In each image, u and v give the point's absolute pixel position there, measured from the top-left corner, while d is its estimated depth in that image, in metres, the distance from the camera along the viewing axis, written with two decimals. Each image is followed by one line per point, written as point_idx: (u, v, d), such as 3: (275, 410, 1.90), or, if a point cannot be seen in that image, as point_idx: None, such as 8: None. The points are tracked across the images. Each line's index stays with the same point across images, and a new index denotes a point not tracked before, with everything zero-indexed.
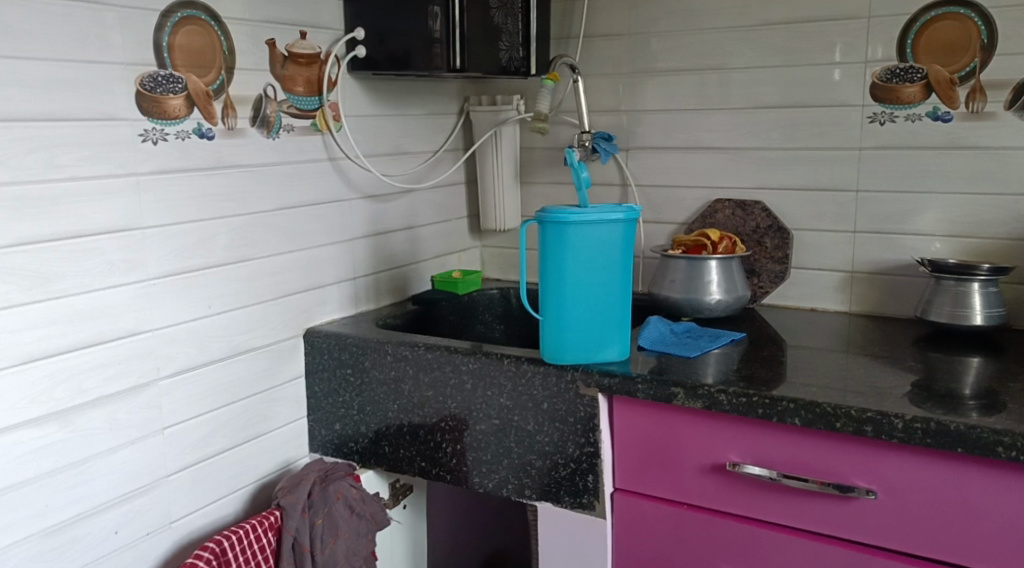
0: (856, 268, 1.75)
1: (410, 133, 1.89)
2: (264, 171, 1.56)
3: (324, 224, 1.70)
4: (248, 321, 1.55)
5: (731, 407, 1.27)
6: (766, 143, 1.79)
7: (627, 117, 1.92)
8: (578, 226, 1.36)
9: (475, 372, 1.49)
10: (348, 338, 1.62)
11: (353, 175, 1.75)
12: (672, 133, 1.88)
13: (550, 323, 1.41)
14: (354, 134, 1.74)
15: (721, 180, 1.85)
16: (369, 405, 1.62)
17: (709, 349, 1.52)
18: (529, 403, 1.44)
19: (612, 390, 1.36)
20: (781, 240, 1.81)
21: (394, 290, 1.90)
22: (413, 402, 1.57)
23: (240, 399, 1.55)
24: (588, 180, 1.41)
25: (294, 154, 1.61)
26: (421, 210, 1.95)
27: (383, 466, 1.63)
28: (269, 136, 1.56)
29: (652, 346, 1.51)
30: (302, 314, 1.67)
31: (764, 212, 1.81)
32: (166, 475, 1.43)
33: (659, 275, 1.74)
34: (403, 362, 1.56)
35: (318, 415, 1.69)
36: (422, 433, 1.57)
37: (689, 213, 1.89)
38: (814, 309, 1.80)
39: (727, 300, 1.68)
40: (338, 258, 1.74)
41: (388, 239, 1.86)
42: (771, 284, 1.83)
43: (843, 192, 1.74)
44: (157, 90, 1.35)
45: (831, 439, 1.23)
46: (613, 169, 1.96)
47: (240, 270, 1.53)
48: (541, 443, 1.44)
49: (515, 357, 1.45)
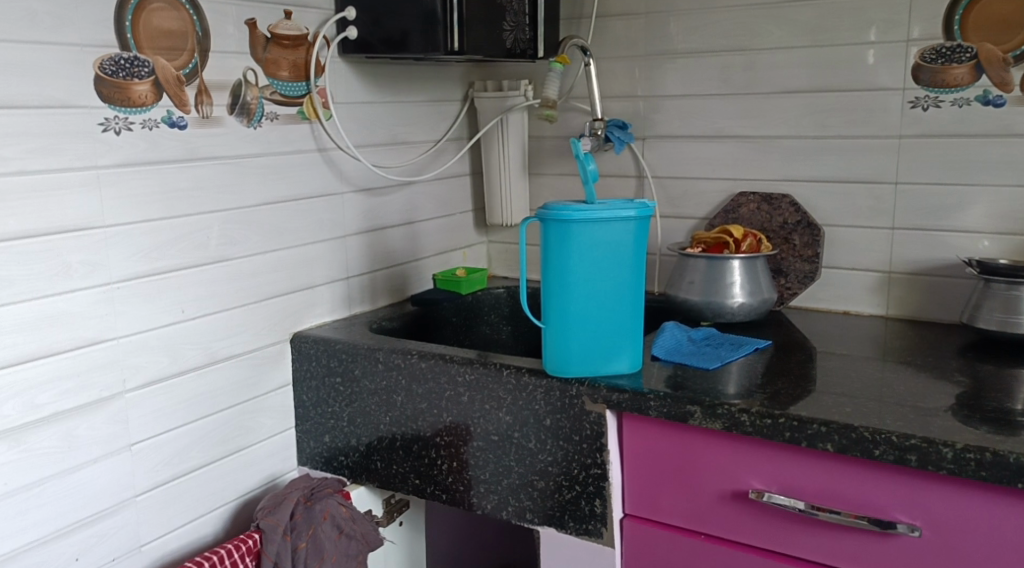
0: (894, 268, 1.60)
1: (409, 121, 1.75)
2: (245, 163, 1.43)
3: (314, 220, 1.57)
4: (227, 326, 1.43)
5: (755, 429, 1.13)
6: (796, 130, 1.64)
7: (644, 103, 1.78)
8: (584, 225, 1.22)
9: (471, 383, 1.36)
10: (337, 344, 1.49)
11: (345, 166, 1.62)
12: (692, 120, 1.73)
13: (553, 332, 1.27)
14: (346, 123, 1.61)
15: (746, 172, 1.70)
16: (360, 416, 1.49)
17: (730, 359, 1.37)
18: (530, 419, 1.31)
19: (622, 407, 1.23)
20: (811, 237, 1.65)
21: (392, 290, 1.77)
22: (407, 414, 1.44)
23: (219, 411, 1.43)
24: (596, 173, 1.25)
25: (278, 145, 1.48)
26: (422, 204, 1.82)
27: (375, 482, 1.50)
28: (249, 125, 1.43)
29: (667, 357, 1.36)
30: (289, 317, 1.54)
31: (792, 206, 1.66)
32: (134, 495, 1.31)
33: (676, 276, 1.60)
34: (395, 371, 1.43)
35: (306, 426, 1.56)
36: (416, 448, 1.44)
37: (710, 207, 1.75)
38: (847, 312, 1.65)
39: (751, 304, 1.54)
40: (328, 256, 1.61)
41: (385, 236, 1.74)
42: (798, 285, 1.67)
43: (880, 184, 1.58)
44: (120, 75, 1.23)
45: (869, 467, 1.08)
46: (628, 159, 1.82)
47: (218, 272, 1.40)
48: (543, 463, 1.31)
49: (515, 368, 1.32)
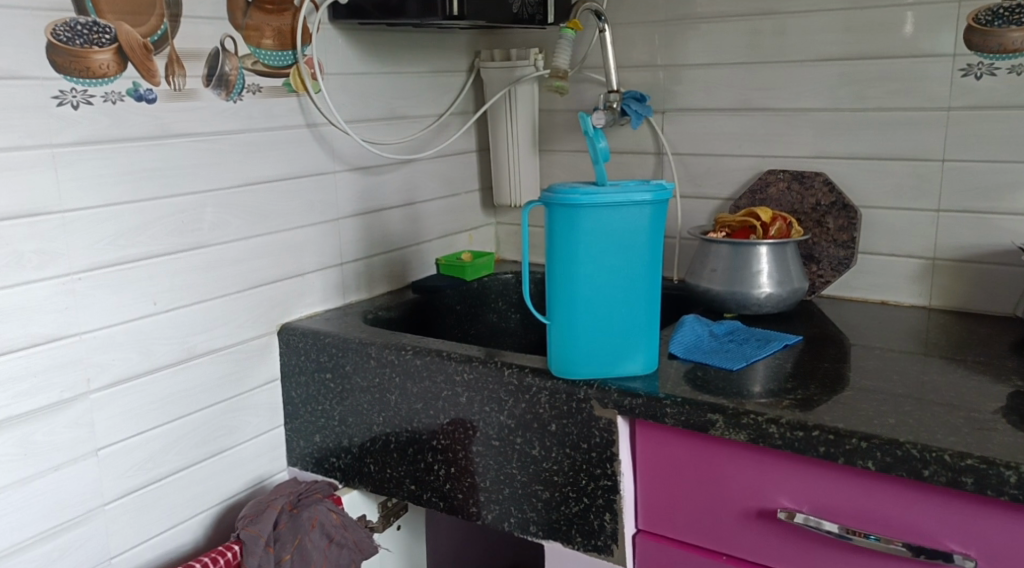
0: (939, 255, 1.45)
1: (408, 93, 1.62)
2: (224, 141, 1.31)
3: (302, 202, 1.45)
4: (207, 319, 1.31)
5: (784, 442, 1.00)
6: (831, 103, 1.49)
7: (664, 74, 1.63)
8: (592, 210, 1.09)
9: (470, 383, 1.23)
10: (326, 337, 1.37)
11: (337, 142, 1.49)
12: (717, 91, 1.59)
13: (558, 329, 1.14)
14: (337, 96, 1.48)
15: (776, 148, 1.55)
16: (352, 416, 1.37)
17: (756, 357, 1.23)
18: (534, 424, 1.18)
19: (635, 413, 1.10)
20: (846, 220, 1.50)
21: (391, 277, 1.65)
22: (401, 414, 1.32)
23: (197, 410, 1.31)
24: (607, 150, 1.11)
25: (261, 120, 1.36)
26: (424, 184, 1.69)
27: (369, 486, 1.39)
28: (228, 99, 1.30)
29: (686, 356, 1.23)
30: (276, 307, 1.42)
31: (826, 185, 1.51)
32: (102, 504, 1.20)
33: (697, 263, 1.46)
34: (388, 368, 1.31)
35: (296, 424, 1.45)
36: (412, 452, 1.32)
37: (735, 186, 1.60)
38: (885, 302, 1.51)
39: (780, 294, 1.40)
40: (320, 241, 1.49)
41: (383, 218, 1.61)
42: (832, 272, 1.53)
43: (924, 162, 1.43)
44: (76, 43, 1.11)
45: (915, 488, 0.95)
46: (646, 134, 1.67)
47: (194, 260, 1.28)
48: (548, 472, 1.18)
49: (517, 367, 1.19)
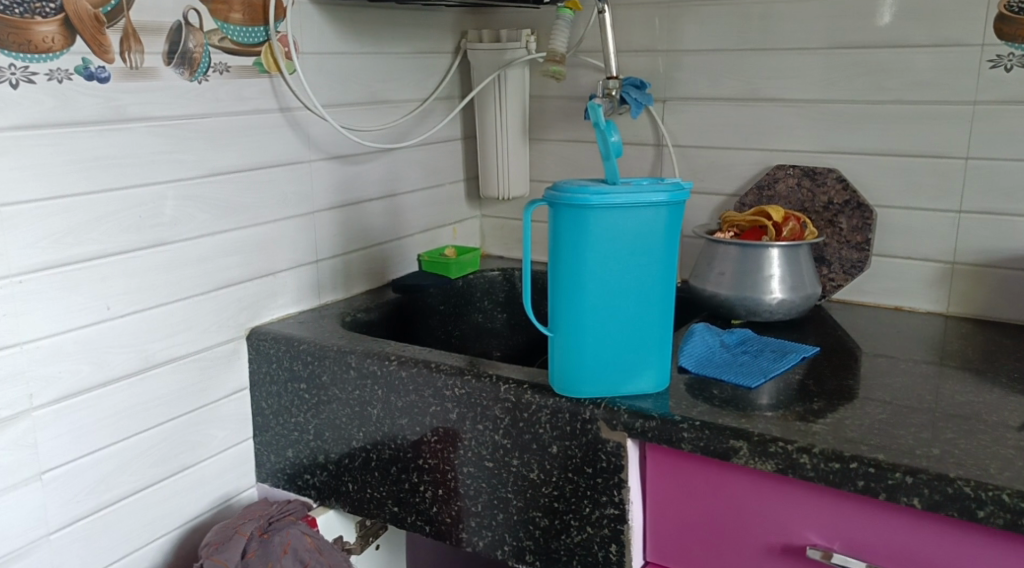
0: (959, 259, 1.36)
1: (390, 76, 1.50)
2: (187, 126, 1.17)
3: (274, 194, 1.32)
4: (168, 324, 1.18)
5: (817, 474, 0.90)
6: (847, 94, 1.39)
7: (665, 60, 1.52)
8: (602, 212, 0.98)
9: (462, 399, 1.12)
10: (301, 343, 1.25)
11: (312, 128, 1.36)
12: (722, 79, 1.48)
13: (561, 342, 1.04)
14: (313, 77, 1.35)
15: (786, 141, 1.45)
16: (329, 430, 1.26)
17: (773, 371, 1.13)
18: (533, 445, 1.07)
19: (646, 437, 0.99)
20: (861, 220, 1.40)
21: (369, 274, 1.53)
22: (384, 431, 1.20)
23: (157, 425, 1.18)
24: (620, 145, 1.00)
25: (229, 103, 1.23)
26: (405, 174, 1.57)
27: (347, 506, 1.27)
28: (192, 79, 1.17)
29: (698, 370, 1.12)
30: (245, 310, 1.30)
31: (840, 182, 1.41)
32: (47, 534, 1.07)
33: (703, 265, 1.36)
34: (370, 380, 1.19)
35: (266, 437, 1.32)
36: (394, 471, 1.21)
37: (741, 181, 1.50)
38: (900, 308, 1.41)
39: (792, 301, 1.30)
40: (293, 236, 1.36)
41: (361, 211, 1.49)
42: (844, 275, 1.43)
43: (947, 159, 1.34)
44: (15, 12, 0.97)
45: (964, 527, 0.86)
46: (645, 124, 1.56)
47: (153, 259, 1.15)
48: (548, 497, 1.08)
49: (515, 382, 1.08)
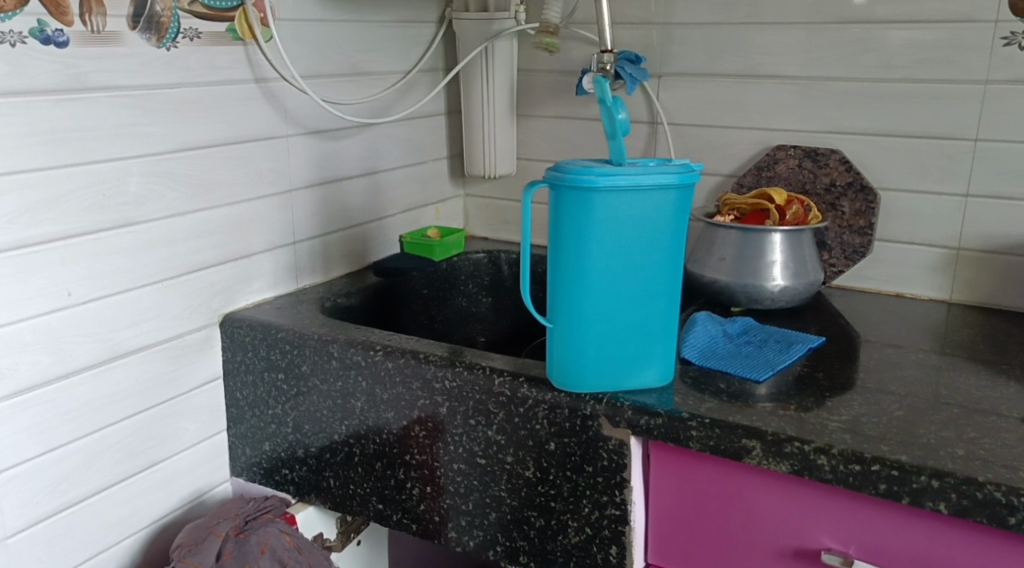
0: (965, 244, 1.31)
1: (371, 46, 1.41)
2: (155, 96, 1.09)
3: (249, 170, 1.23)
4: (136, 311, 1.10)
5: (836, 477, 0.85)
6: (852, 72, 1.33)
7: (660, 33, 1.45)
8: (608, 194, 0.92)
9: (452, 392, 1.05)
10: (279, 330, 1.18)
11: (290, 101, 1.28)
12: (720, 55, 1.41)
13: (561, 334, 0.97)
14: (291, 46, 1.26)
15: (786, 120, 1.39)
16: (308, 422, 1.18)
17: (780, 363, 1.07)
18: (529, 441, 1.01)
19: (652, 435, 0.94)
20: (864, 204, 1.35)
21: (349, 256, 1.45)
22: (368, 424, 1.13)
23: (124, 418, 1.11)
24: (627, 124, 0.93)
25: (200, 72, 1.14)
26: (387, 150, 1.49)
27: (327, 502, 1.20)
28: (160, 45, 1.08)
29: (702, 361, 1.06)
30: (218, 294, 1.22)
31: (843, 163, 1.35)
32: (3, 538, 1.00)
33: (701, 250, 1.30)
34: (354, 371, 1.12)
35: (241, 430, 1.25)
36: (379, 467, 1.14)
37: (739, 162, 1.44)
38: (902, 295, 1.37)
39: (795, 288, 1.24)
40: (269, 216, 1.28)
41: (341, 189, 1.41)
42: (845, 261, 1.38)
43: (955, 141, 1.28)
44: None
45: (992, 535, 0.81)
46: (639, 100, 1.50)
47: (119, 240, 1.07)
48: (544, 496, 1.02)
49: (509, 375, 1.02)
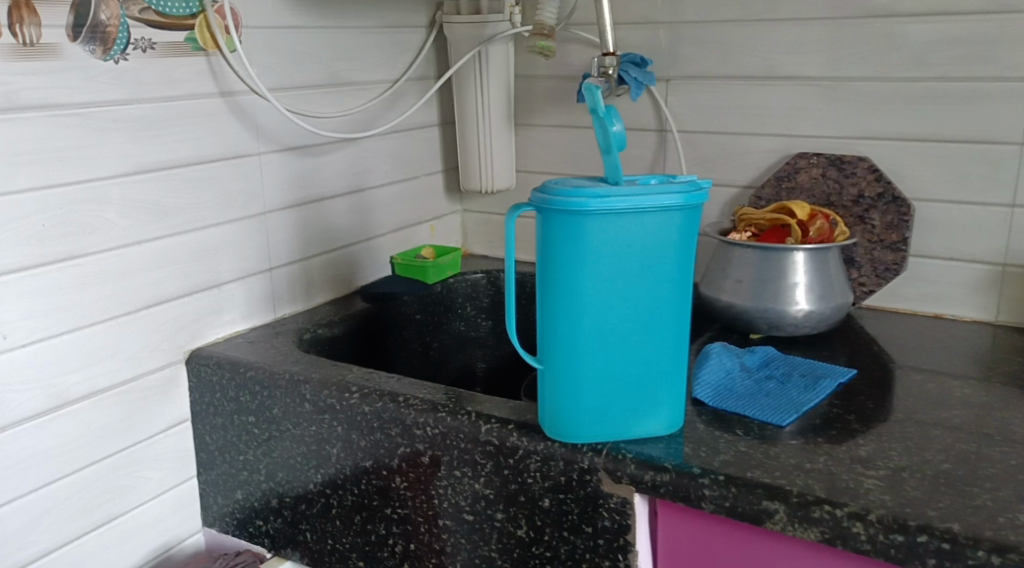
0: (1011, 260, 1.18)
1: (353, 54, 1.30)
2: (103, 114, 0.98)
3: (216, 193, 1.13)
4: (85, 352, 1.00)
5: (874, 548, 0.72)
6: (880, 71, 1.20)
7: (667, 33, 1.33)
8: (602, 218, 0.80)
9: (435, 441, 0.94)
10: (248, 369, 1.07)
11: (261, 116, 1.17)
12: (734, 55, 1.29)
13: (553, 376, 0.85)
14: (261, 56, 1.16)
15: (808, 125, 1.26)
16: (281, 470, 1.07)
17: (808, 401, 0.95)
18: (520, 497, 0.90)
19: (658, 492, 0.82)
20: (896, 216, 1.22)
21: (334, 282, 1.34)
22: (345, 473, 1.02)
23: (75, 471, 1.01)
24: (623, 137, 0.82)
25: (155, 86, 1.04)
26: (374, 165, 1.38)
27: (305, 558, 1.09)
28: (106, 58, 0.98)
29: (717, 402, 0.94)
30: (183, 329, 1.11)
31: (872, 172, 1.22)
32: None
33: (715, 271, 1.17)
34: (328, 415, 1.01)
35: (211, 476, 1.14)
36: (359, 521, 1.02)
37: (756, 171, 1.31)
38: (940, 316, 1.23)
39: (822, 312, 1.11)
40: (240, 242, 1.18)
41: (322, 209, 1.30)
42: (877, 279, 1.25)
43: (998, 146, 1.15)
44: None
45: None
46: (646, 106, 1.37)
47: (63, 276, 0.97)
48: (538, 559, 0.90)
49: (498, 421, 0.91)
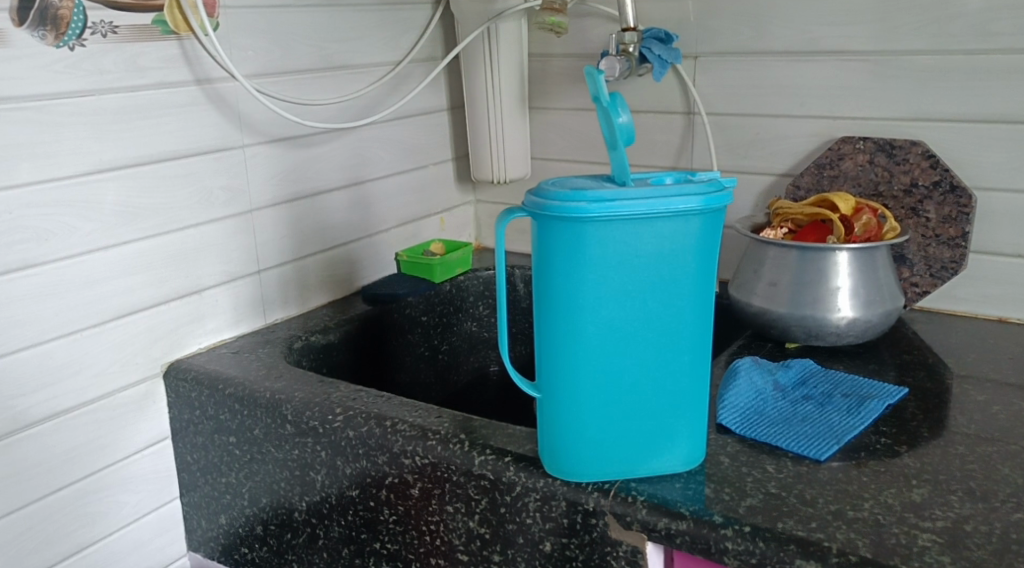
0: None
1: (350, 34, 1.19)
2: (59, 108, 0.89)
3: (194, 190, 1.03)
4: (46, 370, 0.91)
5: None
6: (936, 43, 1.05)
7: (695, 5, 1.20)
8: (604, 225, 0.69)
9: (424, 471, 0.83)
10: (228, 386, 0.98)
11: (245, 105, 1.07)
12: (770, 28, 1.15)
13: (551, 406, 0.74)
14: (242, 39, 1.05)
15: (853, 106, 1.13)
16: (265, 495, 0.98)
17: (855, 427, 0.82)
18: (518, 538, 0.79)
19: (673, 542, 0.70)
20: (955, 207, 1.08)
21: (332, 282, 1.24)
22: (331, 502, 0.92)
23: (38, 498, 0.93)
24: (630, 130, 0.70)
25: (120, 75, 0.94)
26: (375, 156, 1.27)
27: None
28: (59, 44, 0.88)
29: (745, 430, 0.82)
30: (160, 339, 1.02)
31: (927, 158, 1.08)
32: None
33: (747, 272, 1.04)
34: (311, 438, 0.91)
35: (194, 498, 1.05)
36: (347, 555, 0.92)
37: (795, 158, 1.18)
38: (1004, 320, 1.10)
39: (868, 320, 0.98)
40: (224, 243, 1.08)
41: (317, 204, 1.19)
42: (932, 279, 1.11)
43: None
44: None
45: None
46: (672, 86, 1.24)
47: (16, 287, 0.88)
48: None
49: (493, 452, 0.80)
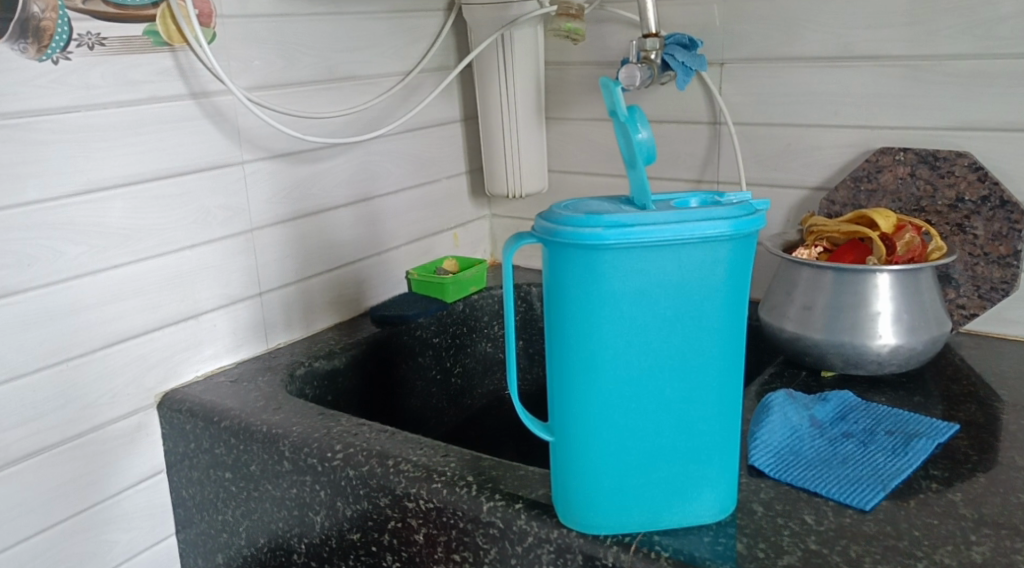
0: None
1: (356, 43, 1.13)
2: (42, 125, 0.83)
3: (190, 210, 0.97)
4: (29, 403, 0.86)
5: None
6: (983, 47, 0.98)
7: (721, 8, 1.13)
8: (621, 253, 0.62)
9: (429, 516, 0.77)
10: (223, 418, 0.92)
11: (244, 120, 1.01)
12: (801, 32, 1.08)
13: (564, 450, 0.68)
14: (241, 50, 0.99)
15: (892, 115, 1.05)
16: (263, 535, 0.92)
17: (902, 469, 0.75)
18: None
19: None
20: (1005, 224, 1.00)
21: (339, 303, 1.18)
22: (331, 545, 0.85)
23: (22, 539, 0.87)
24: (650, 148, 0.64)
25: (109, 90, 0.88)
26: (384, 170, 1.21)
27: None
28: (41, 57, 0.83)
29: (780, 474, 0.74)
30: (154, 368, 0.97)
31: (974, 170, 1.00)
32: None
33: (779, 295, 0.97)
34: (309, 477, 0.85)
35: (190, 535, 0.99)
36: None
37: (828, 170, 1.11)
38: None
39: (912, 348, 0.91)
40: (222, 265, 1.02)
41: (322, 222, 1.13)
42: (981, 300, 1.03)
43: None
44: None
45: None
46: (697, 95, 1.17)
47: None
48: None
49: (504, 498, 0.73)
